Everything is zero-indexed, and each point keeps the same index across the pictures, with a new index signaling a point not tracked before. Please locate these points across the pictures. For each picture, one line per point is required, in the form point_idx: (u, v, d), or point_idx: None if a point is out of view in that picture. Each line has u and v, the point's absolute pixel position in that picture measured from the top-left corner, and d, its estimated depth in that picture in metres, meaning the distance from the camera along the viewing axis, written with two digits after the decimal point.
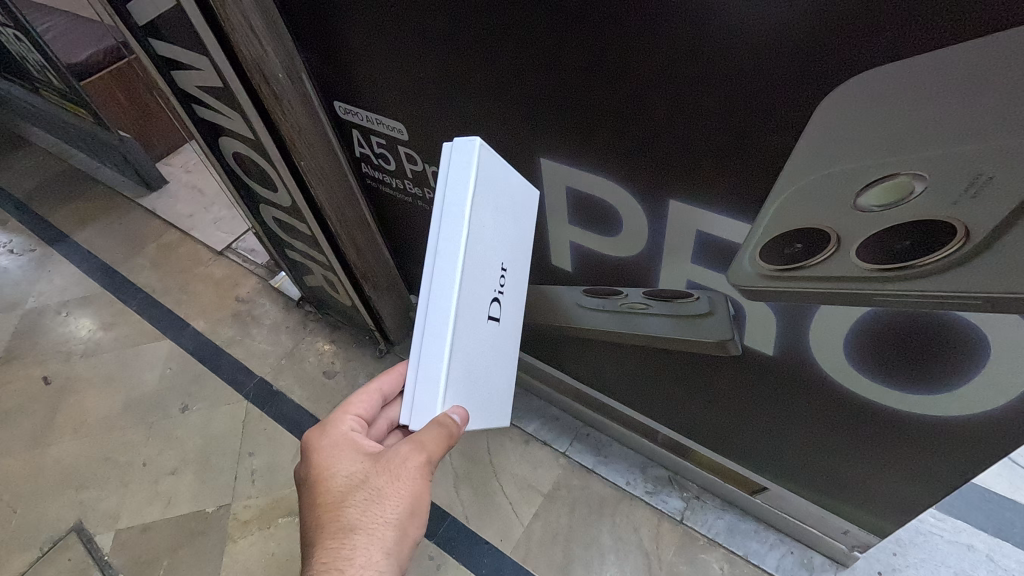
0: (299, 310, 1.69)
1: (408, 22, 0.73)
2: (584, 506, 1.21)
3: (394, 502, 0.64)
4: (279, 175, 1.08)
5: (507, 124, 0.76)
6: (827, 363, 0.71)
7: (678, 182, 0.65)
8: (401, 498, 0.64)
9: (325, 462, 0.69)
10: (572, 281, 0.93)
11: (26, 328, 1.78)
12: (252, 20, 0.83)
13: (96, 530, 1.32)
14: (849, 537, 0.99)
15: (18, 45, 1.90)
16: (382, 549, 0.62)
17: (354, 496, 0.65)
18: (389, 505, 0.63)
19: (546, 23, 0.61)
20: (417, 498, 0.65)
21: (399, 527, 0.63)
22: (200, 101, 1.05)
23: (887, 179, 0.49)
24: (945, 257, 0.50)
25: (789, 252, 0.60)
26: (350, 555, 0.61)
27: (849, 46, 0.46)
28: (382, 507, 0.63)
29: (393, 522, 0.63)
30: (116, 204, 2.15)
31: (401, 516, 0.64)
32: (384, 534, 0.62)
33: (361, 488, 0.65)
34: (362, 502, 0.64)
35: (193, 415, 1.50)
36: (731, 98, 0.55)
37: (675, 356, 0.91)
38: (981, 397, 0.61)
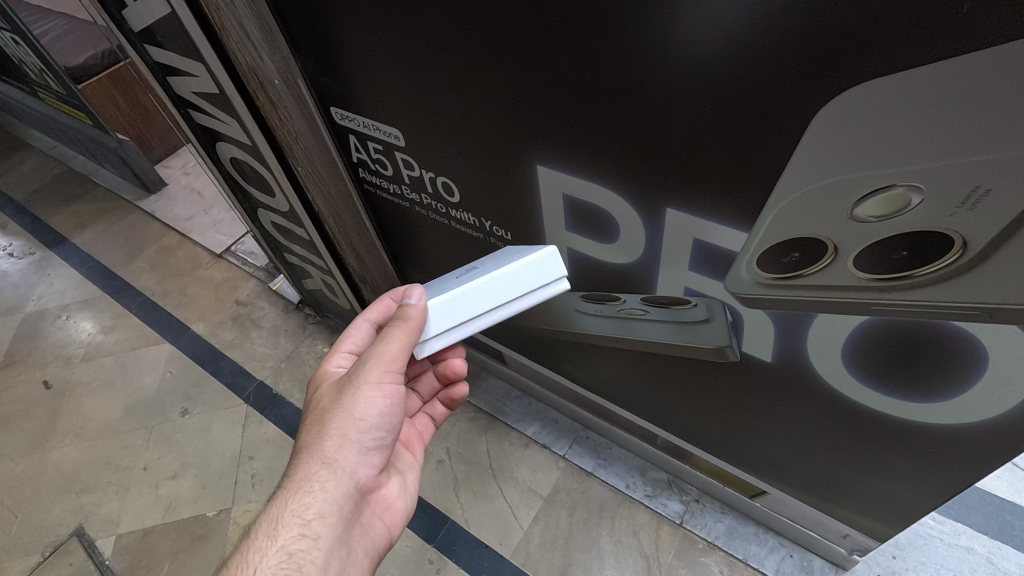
0: (299, 313, 1.69)
1: (404, 29, 0.73)
2: (583, 510, 1.21)
3: (336, 417, 0.67)
4: (277, 181, 1.08)
5: (504, 130, 0.76)
6: (825, 372, 0.71)
7: (674, 190, 0.65)
8: (343, 412, 0.67)
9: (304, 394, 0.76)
10: (570, 286, 0.93)
11: (26, 332, 1.79)
12: (248, 27, 0.82)
13: (97, 535, 1.33)
14: (849, 541, 0.99)
15: (16, 48, 1.90)
16: (325, 461, 0.66)
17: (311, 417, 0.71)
18: (330, 420, 0.67)
19: (542, 31, 0.61)
20: (362, 410, 0.68)
21: (340, 437, 0.67)
22: (196, 106, 1.05)
23: (884, 190, 0.50)
24: (942, 267, 0.51)
25: (787, 261, 0.61)
26: (296, 469, 0.66)
27: (845, 57, 0.45)
28: (326, 422, 0.68)
29: (334, 435, 0.67)
30: (114, 207, 2.15)
31: (343, 427, 0.67)
32: (326, 446, 0.66)
33: (316, 408, 0.71)
34: (313, 422, 0.69)
35: (192, 419, 1.50)
36: (725, 108, 0.54)
37: (674, 361, 0.91)
38: (981, 406, 0.61)
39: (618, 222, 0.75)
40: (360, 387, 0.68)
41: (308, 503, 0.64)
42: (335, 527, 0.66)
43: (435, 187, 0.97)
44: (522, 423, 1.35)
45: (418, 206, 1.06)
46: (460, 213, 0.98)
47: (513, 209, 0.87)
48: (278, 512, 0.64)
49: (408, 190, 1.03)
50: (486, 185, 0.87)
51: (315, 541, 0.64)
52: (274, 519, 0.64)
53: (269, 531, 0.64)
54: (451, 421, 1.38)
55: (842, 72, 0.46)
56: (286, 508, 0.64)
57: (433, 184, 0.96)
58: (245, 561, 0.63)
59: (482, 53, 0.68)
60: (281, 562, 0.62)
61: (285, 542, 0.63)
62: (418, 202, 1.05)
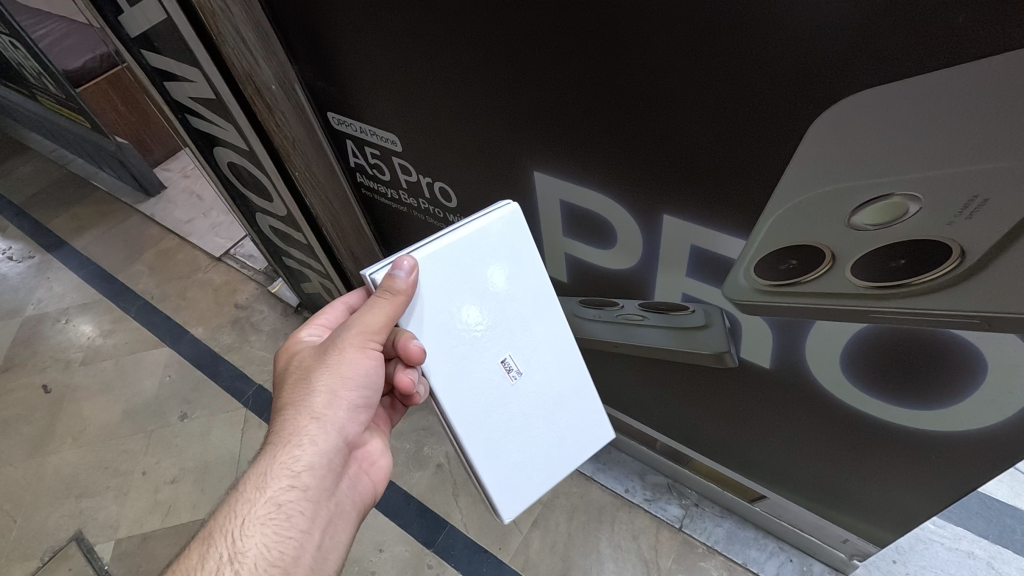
0: (298, 317, 1.69)
1: (400, 35, 0.73)
2: (582, 514, 1.20)
3: (324, 374, 0.66)
4: (274, 186, 1.08)
5: (501, 136, 0.76)
6: (823, 378, 0.71)
7: (671, 196, 0.65)
8: (330, 370, 0.66)
9: (283, 356, 0.74)
10: (568, 291, 0.93)
11: (25, 336, 1.79)
12: (245, 33, 0.82)
13: (96, 539, 1.32)
14: (849, 546, 0.99)
15: (14, 52, 1.90)
16: (312, 417, 0.65)
17: (296, 376, 0.69)
18: (317, 377, 0.66)
19: (537, 35, 0.60)
20: (349, 368, 0.67)
21: (328, 394, 0.66)
22: (193, 112, 1.05)
23: (881, 200, 0.50)
24: (939, 277, 0.51)
25: (784, 268, 0.61)
26: (281, 424, 0.64)
27: (845, 65, 0.45)
28: (313, 380, 0.66)
29: (321, 392, 0.66)
30: (114, 210, 2.15)
31: (330, 384, 0.66)
32: (313, 402, 0.65)
33: (300, 370, 0.69)
34: (298, 380, 0.67)
35: (191, 423, 1.50)
36: (723, 115, 0.54)
37: (671, 366, 0.90)
38: (980, 414, 0.60)
39: (615, 228, 0.75)
40: (347, 346, 0.67)
41: (297, 456, 0.63)
42: (323, 481, 0.65)
43: (432, 192, 0.96)
44: None
45: (415, 210, 1.05)
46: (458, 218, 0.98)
47: None
48: (265, 466, 0.63)
49: (405, 195, 1.03)
50: (483, 191, 0.86)
51: (303, 493, 0.63)
52: (262, 472, 0.62)
53: (257, 484, 0.62)
54: None
55: (837, 81, 0.46)
56: (272, 461, 0.62)
57: (431, 189, 0.96)
58: (233, 512, 0.61)
59: (478, 59, 0.68)
60: (269, 513, 0.61)
61: (274, 494, 0.61)
62: (415, 207, 1.04)
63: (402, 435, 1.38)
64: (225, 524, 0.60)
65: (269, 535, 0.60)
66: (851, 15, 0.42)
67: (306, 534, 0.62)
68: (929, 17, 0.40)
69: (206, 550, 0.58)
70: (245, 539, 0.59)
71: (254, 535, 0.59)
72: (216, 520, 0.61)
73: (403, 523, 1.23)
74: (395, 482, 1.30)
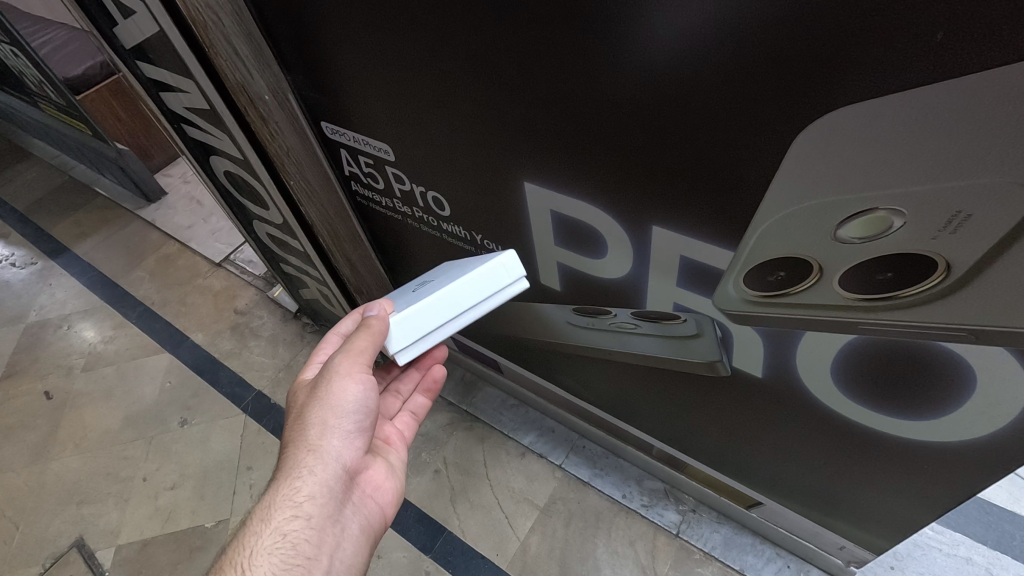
0: (297, 322, 1.70)
1: (389, 47, 0.73)
2: (579, 520, 1.20)
3: (317, 406, 0.66)
4: (269, 194, 1.09)
5: (491, 147, 0.76)
6: (815, 388, 0.71)
7: (660, 208, 0.65)
8: (321, 402, 0.66)
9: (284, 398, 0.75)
10: (560, 299, 0.93)
11: (28, 342, 1.80)
12: (237, 46, 0.83)
13: (97, 546, 1.33)
14: (846, 552, 0.99)
15: (15, 60, 1.92)
16: (309, 449, 0.65)
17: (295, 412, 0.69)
18: (311, 411, 0.66)
19: (522, 50, 0.60)
20: (339, 399, 0.66)
21: (319, 424, 0.66)
22: (188, 121, 1.05)
23: (866, 214, 0.50)
24: (925, 291, 0.51)
25: (772, 280, 0.61)
26: (281, 462, 0.65)
27: (825, 83, 0.45)
28: (307, 414, 0.66)
29: (315, 424, 0.65)
30: (115, 216, 2.16)
31: (321, 415, 0.66)
32: (308, 433, 0.65)
33: (294, 409, 0.69)
34: (295, 416, 0.68)
35: (191, 430, 1.51)
36: (709, 129, 0.54)
37: (664, 373, 0.90)
38: (970, 425, 0.60)
39: (606, 239, 0.75)
40: (335, 377, 0.67)
41: (297, 486, 0.63)
42: (324, 509, 0.64)
43: (426, 201, 0.97)
44: (518, 432, 1.35)
45: (410, 219, 1.06)
46: (451, 226, 0.98)
47: (501, 223, 0.88)
48: (269, 499, 0.63)
49: (399, 204, 1.03)
50: (474, 197, 0.86)
51: (308, 521, 0.62)
52: (266, 506, 0.63)
53: (262, 516, 0.62)
54: (448, 430, 1.38)
55: (820, 95, 0.46)
56: (274, 495, 0.63)
57: (424, 198, 0.96)
58: (242, 547, 0.61)
59: (467, 71, 0.68)
60: (275, 543, 0.61)
61: (278, 525, 0.61)
62: (410, 215, 1.05)
63: None
64: (235, 560, 0.61)
65: (276, 565, 0.59)
66: (834, 34, 0.42)
67: (313, 562, 0.61)
68: (911, 32, 0.39)
69: None
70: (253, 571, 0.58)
71: (263, 564, 0.59)
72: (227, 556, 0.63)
73: (401, 529, 1.24)
74: None
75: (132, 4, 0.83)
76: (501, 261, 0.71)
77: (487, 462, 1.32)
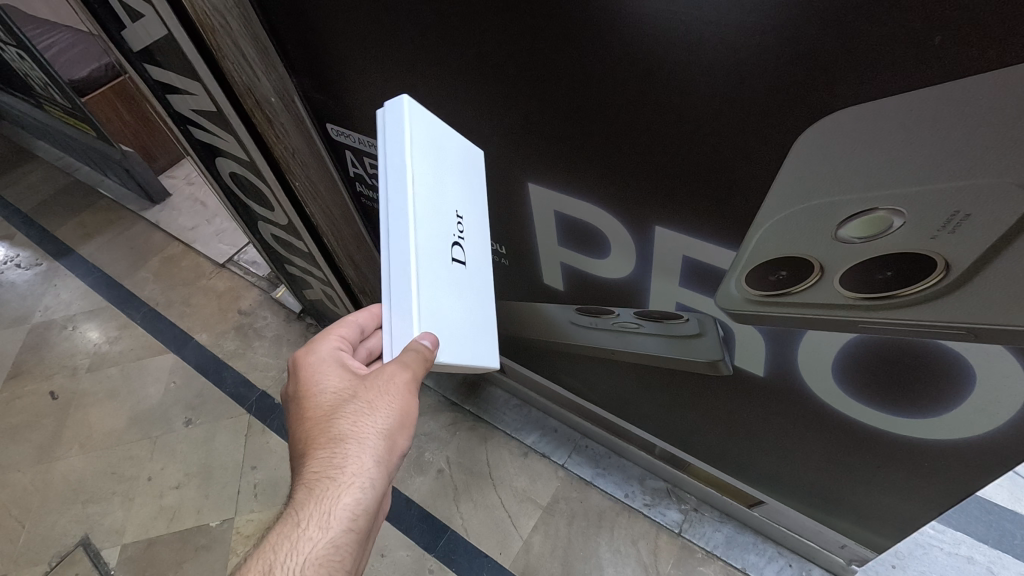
0: (300, 323, 1.71)
1: (396, 50, 0.74)
2: (582, 519, 1.21)
3: (384, 416, 0.63)
4: (274, 195, 1.10)
5: (494, 148, 0.77)
6: (817, 387, 0.71)
7: (663, 209, 0.65)
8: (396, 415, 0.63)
9: (309, 377, 0.69)
10: (563, 300, 0.94)
11: (34, 342, 1.81)
12: (244, 48, 0.84)
13: (102, 545, 1.34)
14: (847, 551, 0.99)
15: (21, 63, 1.93)
16: (375, 459, 0.62)
17: (349, 407, 0.64)
18: (381, 421, 0.63)
19: (527, 53, 0.61)
20: (403, 416, 0.64)
21: (389, 436, 0.63)
22: (195, 123, 1.06)
23: (866, 213, 0.51)
24: (923, 290, 0.52)
25: (774, 279, 0.62)
26: (340, 465, 0.61)
27: (823, 85, 0.46)
28: (365, 426, 0.63)
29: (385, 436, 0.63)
30: (120, 217, 2.17)
31: (393, 428, 0.63)
32: (377, 445, 0.62)
33: (347, 403, 0.65)
34: (346, 416, 0.64)
35: (196, 430, 1.52)
36: (711, 131, 0.54)
37: (666, 373, 0.91)
38: (971, 422, 0.61)
39: (610, 240, 0.76)
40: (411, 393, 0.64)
41: (359, 498, 0.60)
42: (370, 520, 0.63)
43: None
44: (521, 432, 1.36)
45: None
46: None
47: (505, 224, 0.89)
48: (323, 504, 0.59)
49: None
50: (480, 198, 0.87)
51: (358, 534, 0.61)
52: (319, 511, 0.59)
53: (320, 522, 0.59)
54: (451, 430, 1.39)
55: (822, 99, 0.46)
56: (332, 502, 0.59)
57: None
58: (288, 550, 0.58)
59: (471, 72, 0.68)
60: (327, 553, 0.58)
61: (333, 533, 0.59)
62: None
63: None
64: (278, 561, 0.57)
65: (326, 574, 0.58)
66: (834, 37, 0.43)
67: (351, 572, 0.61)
68: (912, 36, 0.40)
69: None
70: None
71: None
72: (257, 553, 0.59)
73: (405, 528, 1.25)
74: (396, 487, 1.32)
75: (141, 8, 0.84)
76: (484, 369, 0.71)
77: (490, 461, 1.33)
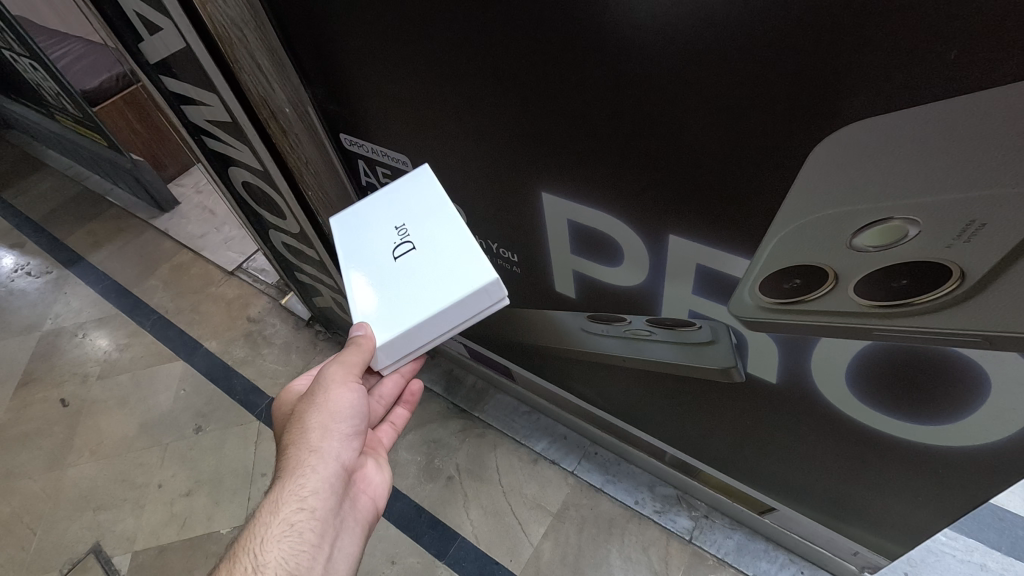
0: (309, 330, 1.72)
1: (410, 62, 0.75)
2: (593, 525, 1.21)
3: (314, 410, 0.67)
4: (286, 204, 1.11)
5: (506, 158, 0.78)
6: (830, 393, 0.72)
7: (676, 218, 0.66)
8: (319, 407, 0.67)
9: (275, 413, 0.77)
10: (575, 307, 0.95)
11: (44, 350, 1.82)
12: (261, 60, 0.86)
13: (114, 552, 1.35)
14: (860, 558, 0.99)
15: (33, 73, 1.95)
16: (310, 449, 0.65)
17: (292, 416, 0.70)
18: (308, 414, 0.67)
19: (541, 67, 0.63)
20: (336, 401, 0.68)
21: (320, 428, 0.66)
22: (209, 134, 1.07)
23: (881, 223, 0.51)
24: (939, 296, 0.52)
25: (788, 287, 0.62)
26: (282, 461, 0.65)
27: (837, 98, 0.47)
28: (305, 419, 0.67)
29: (315, 427, 0.66)
30: (129, 225, 2.19)
31: (321, 420, 0.67)
32: (309, 437, 0.66)
33: (291, 415, 0.70)
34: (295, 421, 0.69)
35: (206, 437, 1.52)
36: (723, 142, 0.55)
37: (678, 380, 0.92)
38: (985, 429, 0.61)
39: (623, 250, 0.76)
40: (327, 386, 0.68)
41: (300, 481, 0.63)
42: (328, 505, 0.64)
43: None
44: (531, 439, 1.36)
45: None
46: None
47: (518, 231, 0.89)
48: (275, 493, 0.63)
49: None
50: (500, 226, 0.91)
51: (312, 513, 0.63)
52: (273, 499, 0.63)
53: (271, 508, 0.63)
54: (461, 437, 1.40)
55: (832, 109, 0.47)
56: (278, 491, 0.63)
57: None
58: (253, 535, 0.62)
59: (484, 83, 0.70)
60: (282, 532, 0.61)
61: (283, 515, 0.62)
62: None
63: (413, 447, 1.39)
64: (247, 544, 0.62)
65: (284, 551, 0.60)
66: (848, 50, 0.44)
67: (316, 552, 0.62)
68: (929, 49, 0.41)
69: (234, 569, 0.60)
70: (264, 554, 0.60)
71: (272, 549, 0.60)
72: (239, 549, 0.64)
73: (415, 536, 1.25)
74: (406, 494, 1.32)
75: (159, 20, 0.85)
76: (484, 280, 0.69)
77: (499, 468, 1.33)
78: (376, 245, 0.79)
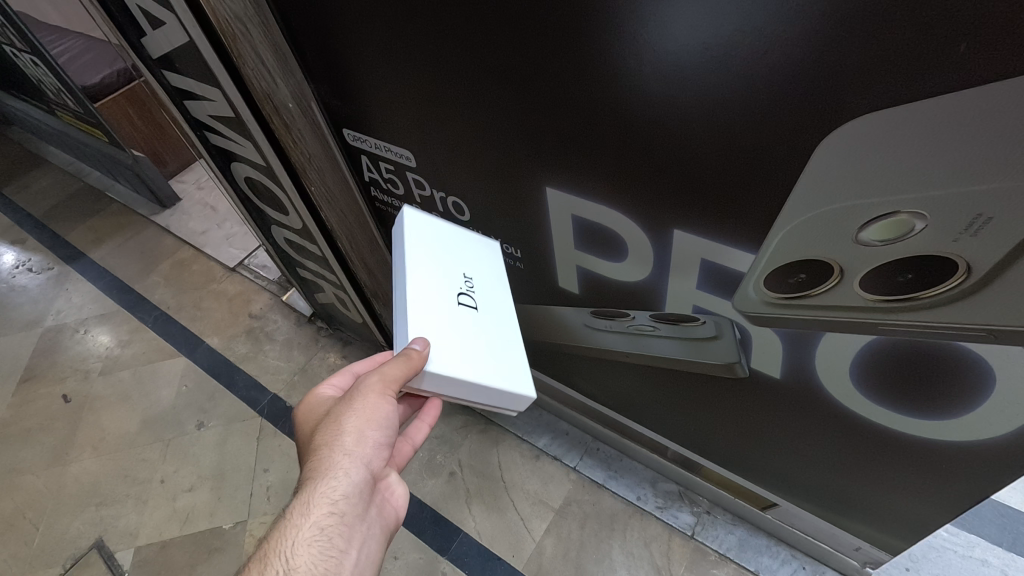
0: (311, 326, 1.72)
1: (415, 57, 0.75)
2: (595, 521, 1.21)
3: (350, 415, 0.67)
4: (289, 200, 1.12)
5: (511, 154, 0.78)
6: (833, 388, 0.72)
7: (680, 213, 0.66)
8: (356, 413, 0.67)
9: (300, 418, 0.76)
10: (579, 303, 0.95)
11: (46, 346, 1.82)
12: (263, 54, 0.85)
13: (117, 547, 1.35)
14: (861, 553, 0.99)
15: (34, 69, 1.95)
16: (344, 452, 0.65)
17: (325, 420, 0.69)
18: (344, 419, 0.67)
19: (547, 62, 0.62)
20: (374, 411, 0.67)
21: (355, 434, 0.66)
22: (212, 129, 1.07)
23: (888, 217, 0.51)
24: (945, 291, 0.52)
25: (793, 282, 0.62)
26: (315, 461, 0.64)
27: (843, 93, 0.47)
28: (340, 424, 0.67)
29: (350, 432, 0.66)
30: (130, 221, 2.19)
31: (357, 425, 0.66)
32: (344, 440, 0.65)
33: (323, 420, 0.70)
34: (327, 424, 0.68)
35: (209, 433, 1.52)
36: (729, 137, 0.56)
37: (681, 376, 0.92)
38: (988, 424, 0.61)
39: (628, 245, 0.77)
40: (364, 394, 0.67)
41: (333, 484, 0.63)
42: (358, 510, 0.64)
43: (447, 206, 0.99)
44: (533, 435, 1.36)
45: None
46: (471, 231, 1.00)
47: (522, 227, 0.90)
48: (306, 492, 0.63)
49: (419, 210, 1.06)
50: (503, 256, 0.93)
51: (342, 517, 0.63)
52: (304, 499, 0.62)
53: (302, 509, 0.62)
54: (463, 433, 1.40)
55: (838, 103, 0.47)
56: (310, 492, 0.62)
57: (445, 203, 0.99)
58: (281, 535, 0.61)
59: (489, 78, 0.70)
60: (313, 535, 0.61)
61: (316, 518, 0.61)
62: None
63: None
64: (274, 544, 0.61)
65: (314, 553, 0.60)
66: (854, 44, 0.44)
67: (344, 557, 0.62)
68: (933, 42, 0.41)
69: (262, 567, 0.59)
70: (295, 556, 0.60)
71: (303, 552, 0.60)
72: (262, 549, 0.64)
73: (418, 531, 1.26)
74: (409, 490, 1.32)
75: (162, 15, 0.85)
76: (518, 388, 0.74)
77: (501, 464, 1.33)
78: (443, 277, 0.75)
